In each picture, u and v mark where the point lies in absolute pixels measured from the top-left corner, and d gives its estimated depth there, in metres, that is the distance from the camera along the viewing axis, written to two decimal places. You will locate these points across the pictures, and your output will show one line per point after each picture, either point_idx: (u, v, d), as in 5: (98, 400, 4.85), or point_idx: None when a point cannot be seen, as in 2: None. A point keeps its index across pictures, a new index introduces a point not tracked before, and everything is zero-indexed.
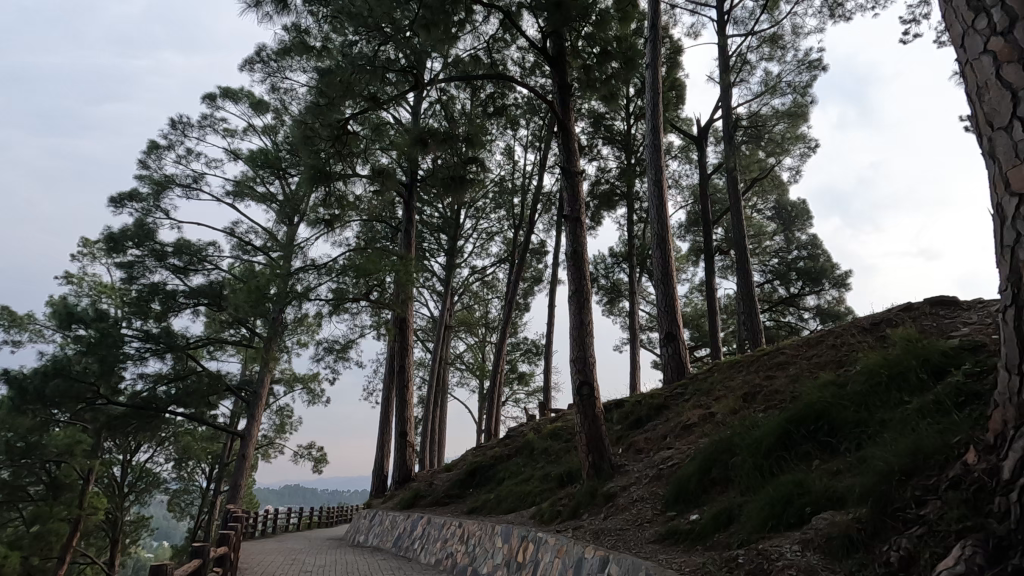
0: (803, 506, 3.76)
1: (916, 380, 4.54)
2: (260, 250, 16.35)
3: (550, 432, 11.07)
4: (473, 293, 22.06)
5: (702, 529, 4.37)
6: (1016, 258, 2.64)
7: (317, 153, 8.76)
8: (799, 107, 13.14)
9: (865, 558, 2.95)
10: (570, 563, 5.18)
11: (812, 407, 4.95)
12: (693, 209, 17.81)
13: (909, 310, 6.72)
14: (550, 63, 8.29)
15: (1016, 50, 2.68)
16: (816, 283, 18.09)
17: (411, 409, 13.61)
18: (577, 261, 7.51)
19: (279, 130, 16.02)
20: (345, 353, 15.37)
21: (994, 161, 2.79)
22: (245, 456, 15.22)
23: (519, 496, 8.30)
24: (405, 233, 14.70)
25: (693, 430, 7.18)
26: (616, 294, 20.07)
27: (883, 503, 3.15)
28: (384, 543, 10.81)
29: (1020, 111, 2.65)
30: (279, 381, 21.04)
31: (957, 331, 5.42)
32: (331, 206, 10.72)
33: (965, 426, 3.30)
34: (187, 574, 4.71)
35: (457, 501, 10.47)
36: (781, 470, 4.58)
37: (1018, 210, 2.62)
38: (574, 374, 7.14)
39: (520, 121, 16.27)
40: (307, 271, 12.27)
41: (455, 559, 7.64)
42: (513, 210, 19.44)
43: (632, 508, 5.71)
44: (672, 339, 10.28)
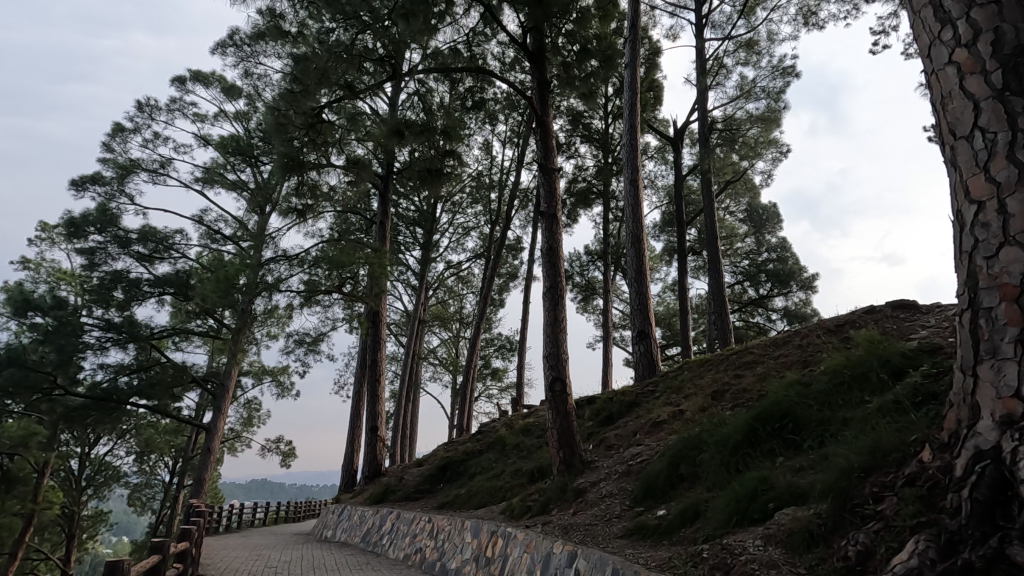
0: (766, 502, 3.84)
1: (877, 381, 4.68)
2: (229, 240, 15.94)
3: (522, 428, 11.11)
4: (448, 288, 21.93)
5: (669, 524, 4.43)
6: (973, 262, 2.73)
7: (290, 141, 8.48)
8: (772, 112, 13.41)
9: (824, 553, 3.03)
10: (539, 559, 5.20)
11: (777, 406, 5.05)
12: (668, 209, 18.05)
13: (872, 312, 6.93)
14: (530, 59, 8.27)
15: (978, 62, 2.77)
16: (784, 285, 18.57)
17: (382, 404, 13.46)
18: (552, 258, 7.52)
19: (252, 116, 15.59)
20: (316, 346, 15.15)
21: (956, 169, 2.89)
22: (211, 451, 14.85)
23: (489, 492, 8.30)
24: (380, 225, 14.51)
25: (663, 427, 7.27)
26: (590, 292, 20.25)
27: (843, 499, 3.24)
28: (352, 538, 10.69)
29: (981, 121, 2.74)
30: (247, 373, 20.57)
31: (916, 334, 5.62)
32: (303, 196, 10.51)
33: (922, 426, 3.41)
34: (145, 571, 4.55)
35: (427, 497, 10.43)
36: (746, 467, 4.68)
37: (977, 217, 2.71)
38: (547, 370, 7.16)
39: (498, 116, 16.24)
40: (278, 262, 12.03)
41: (424, 554, 7.60)
42: (490, 206, 19.37)
43: (602, 503, 5.76)
44: (644, 337, 10.42)
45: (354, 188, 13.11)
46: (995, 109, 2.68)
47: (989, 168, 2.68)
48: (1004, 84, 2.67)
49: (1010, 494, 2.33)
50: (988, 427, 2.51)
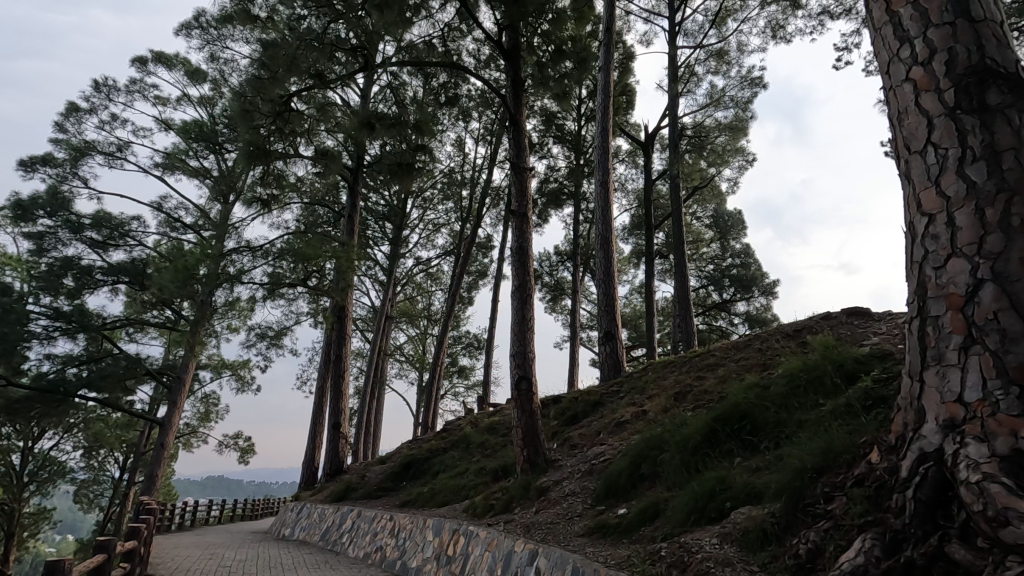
0: (723, 501, 3.93)
1: (831, 385, 4.84)
2: (190, 228, 15.41)
3: (487, 426, 11.10)
4: (417, 284, 21.69)
5: (629, 523, 4.49)
6: (923, 272, 2.84)
7: (257, 129, 8.17)
8: (739, 121, 13.74)
9: (777, 551, 3.12)
10: (500, 557, 5.19)
11: (737, 408, 5.17)
12: (637, 212, 18.31)
13: (828, 319, 7.16)
14: (505, 57, 8.24)
15: (933, 81, 2.89)
16: (747, 290, 19.08)
17: (346, 400, 13.25)
18: (521, 256, 7.53)
19: (217, 102, 15.09)
20: (279, 340, 14.81)
21: (909, 182, 3.00)
22: (165, 446, 14.34)
23: (453, 490, 8.25)
24: (348, 219, 14.25)
25: (626, 427, 7.37)
26: (559, 292, 20.40)
27: (796, 500, 3.32)
28: (311, 536, 10.48)
29: (934, 137, 2.86)
30: (205, 367, 19.94)
31: (868, 340, 5.84)
32: (269, 186, 10.27)
33: (871, 428, 3.53)
34: (89, 570, 4.35)
35: (389, 494, 10.32)
36: (705, 467, 4.78)
37: (928, 229, 2.83)
38: (513, 369, 7.17)
39: (472, 113, 16.17)
40: (240, 253, 11.68)
41: (385, 553, 7.51)
42: (461, 203, 19.27)
43: (564, 502, 5.79)
44: (610, 337, 10.53)
45: (323, 179, 12.86)
46: (946, 127, 2.81)
47: (939, 183, 2.80)
48: (955, 103, 2.80)
49: (950, 494, 2.44)
50: (932, 430, 2.62)
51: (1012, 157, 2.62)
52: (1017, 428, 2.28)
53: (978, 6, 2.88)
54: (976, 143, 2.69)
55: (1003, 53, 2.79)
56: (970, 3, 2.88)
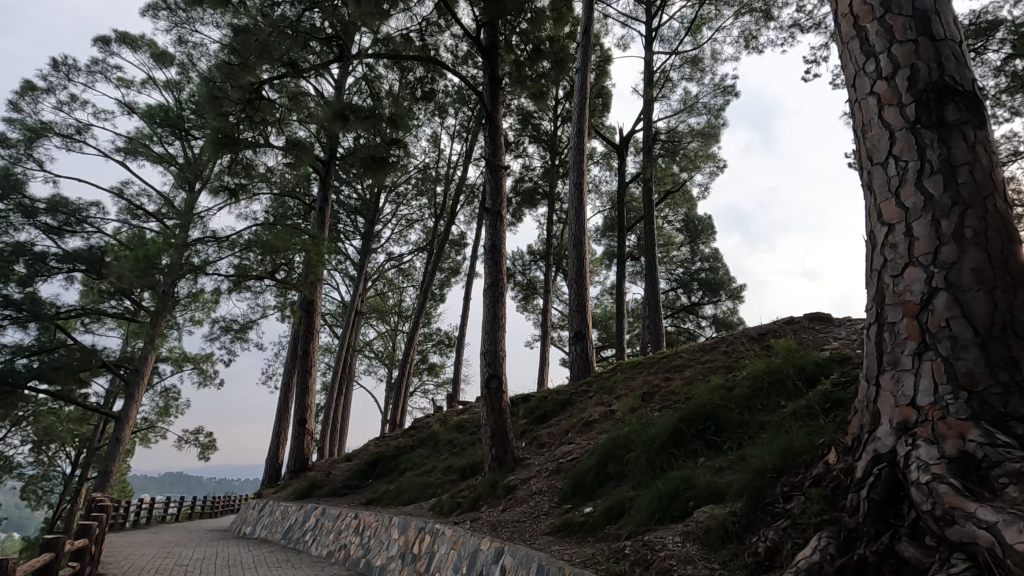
0: (687, 499, 4.00)
1: (793, 387, 4.97)
2: (153, 216, 14.91)
3: (456, 424, 11.06)
4: (388, 280, 21.46)
5: (595, 521, 4.53)
6: (881, 280, 2.94)
7: (225, 116, 7.90)
8: (711, 127, 13.98)
9: (737, 549, 3.19)
10: (466, 556, 5.18)
11: (702, 408, 5.27)
12: (610, 215, 18.50)
13: (791, 323, 7.36)
14: (483, 54, 8.20)
15: (896, 96, 2.99)
16: (714, 294, 19.51)
17: (312, 396, 13.02)
18: (494, 254, 7.51)
19: (184, 86, 14.63)
20: (244, 333, 14.47)
21: (871, 192, 3.10)
22: (120, 441, 13.83)
23: (419, 488, 8.20)
24: (320, 211, 13.99)
25: (594, 426, 7.43)
26: (531, 291, 20.49)
27: (757, 499, 3.40)
28: (273, 534, 10.25)
29: (895, 149, 2.96)
30: (165, 360, 19.32)
31: (829, 345, 6.03)
32: (236, 175, 10.02)
33: (830, 430, 3.64)
34: (34, 569, 4.16)
35: (354, 492, 10.18)
36: (670, 467, 4.86)
37: (888, 238, 2.93)
38: (483, 367, 7.16)
39: (448, 109, 16.09)
40: (205, 243, 11.35)
41: (349, 551, 7.41)
42: (435, 199, 19.13)
43: (530, 500, 5.82)
44: (581, 337, 10.61)
45: (294, 170, 12.60)
46: (908, 140, 2.91)
47: (899, 194, 2.91)
48: (916, 117, 2.90)
49: (901, 494, 2.53)
50: (886, 432, 2.71)
51: (966, 171, 2.74)
52: (965, 431, 2.38)
53: (939, 25, 2.99)
54: (934, 157, 2.80)
55: (961, 72, 2.91)
56: (932, 21, 2.99)
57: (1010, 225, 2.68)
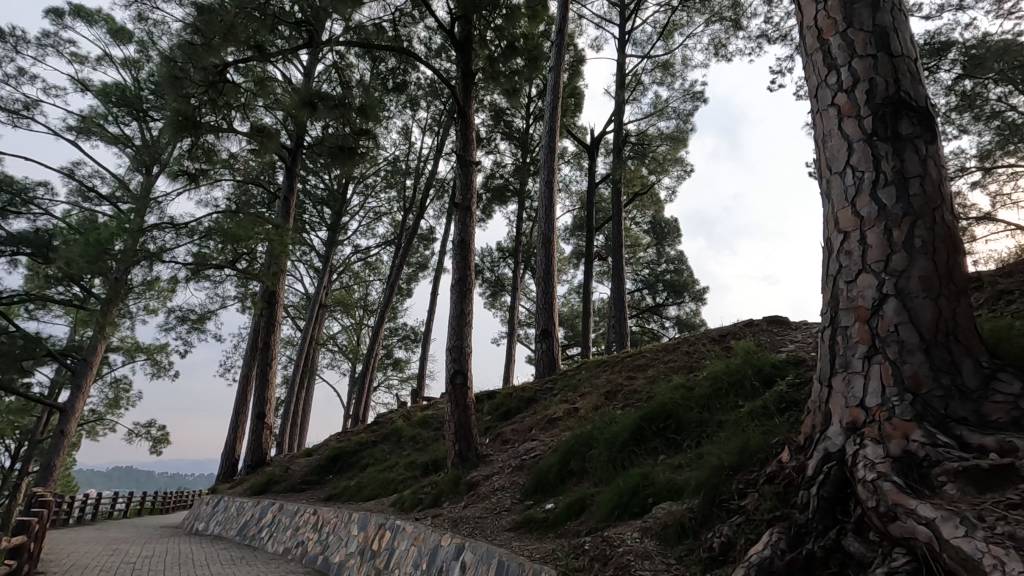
0: (647, 496, 4.07)
1: (750, 388, 5.12)
2: (105, 199, 14.26)
3: (420, 420, 10.99)
4: (354, 273, 21.11)
5: (556, 517, 4.57)
6: (837, 285, 3.05)
7: (186, 98, 7.62)
8: (680, 132, 14.22)
9: (692, 544, 3.27)
10: (426, 552, 5.15)
11: (663, 407, 5.37)
12: (579, 214, 18.68)
13: (751, 326, 7.56)
14: (456, 48, 8.11)
15: (855, 108, 3.10)
16: (678, 295, 19.91)
17: (272, 390, 12.71)
18: (462, 250, 7.47)
19: (142, 65, 14.02)
20: (201, 324, 14.02)
21: (829, 200, 3.21)
22: (65, 434, 13.23)
23: (381, 484, 8.11)
24: (285, 201, 13.64)
25: (557, 423, 7.49)
26: (499, 288, 20.52)
27: (713, 495, 3.49)
28: (227, 531, 9.96)
29: (853, 160, 3.07)
30: (117, 349, 18.55)
31: (785, 347, 6.22)
32: (197, 160, 9.70)
33: (783, 429, 3.77)
34: None
35: (313, 488, 10.00)
36: (631, 464, 4.94)
37: (843, 244, 3.04)
38: (449, 363, 7.12)
39: (420, 102, 15.95)
40: (163, 229, 10.92)
41: (306, 548, 7.27)
42: (405, 192, 18.90)
43: (492, 497, 5.82)
44: (547, 335, 10.67)
45: (259, 157, 12.25)
46: (864, 151, 3.02)
47: (855, 203, 3.02)
48: (873, 130, 3.02)
49: (848, 491, 2.63)
50: (836, 432, 2.82)
51: (917, 184, 2.86)
52: (909, 431, 2.49)
53: (897, 42, 3.11)
54: (888, 169, 2.92)
55: (916, 89, 3.04)
56: (890, 38, 3.11)
57: (955, 237, 2.82)
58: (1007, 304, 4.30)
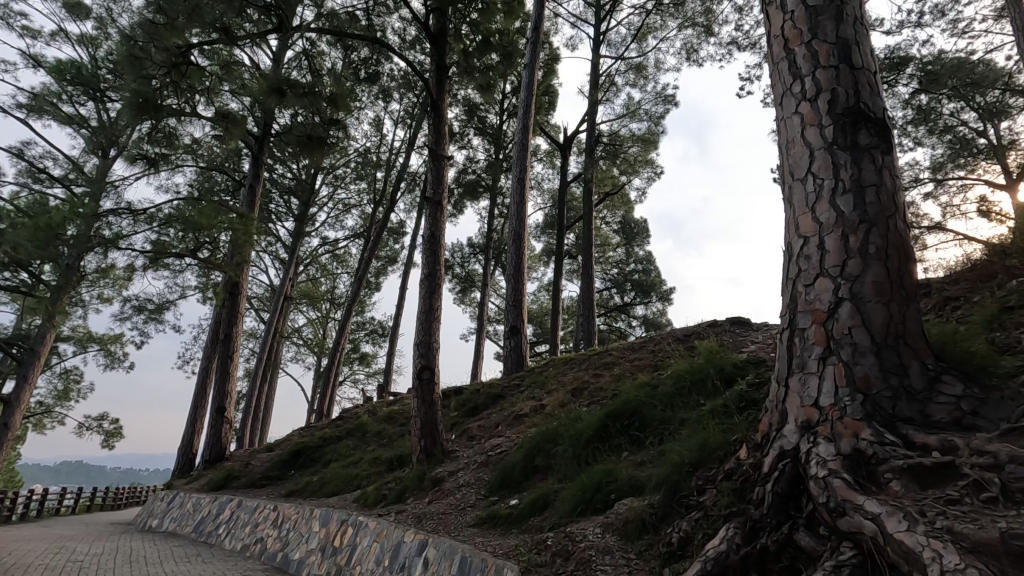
0: (609, 492, 4.13)
1: (712, 387, 5.24)
2: (58, 181, 13.60)
3: (386, 415, 10.89)
4: (321, 265, 20.71)
5: (520, 513, 4.59)
6: (796, 287, 3.14)
7: (147, 79, 7.36)
8: (651, 134, 14.42)
9: (652, 540, 3.33)
10: (389, 548, 5.10)
11: (628, 404, 5.45)
12: (551, 212, 18.78)
13: (714, 326, 7.74)
14: (431, 41, 8.02)
15: (817, 116, 3.20)
16: (645, 295, 20.26)
17: (233, 383, 12.40)
18: (432, 245, 7.41)
19: (100, 42, 13.41)
20: (159, 315, 13.54)
21: (790, 205, 3.30)
22: (9, 426, 12.52)
23: (344, 479, 8.00)
24: (250, 189, 13.27)
25: (523, 420, 7.52)
26: (469, 284, 20.47)
27: (673, 491, 3.55)
28: (182, 528, 9.66)
29: (814, 167, 3.17)
30: (67, 339, 17.75)
31: (747, 347, 6.39)
32: (157, 145, 9.36)
33: (742, 427, 3.87)
34: None
35: (274, 484, 9.80)
36: (595, 460, 5.01)
37: (804, 248, 3.13)
38: (416, 358, 7.06)
39: (392, 94, 15.76)
40: (119, 215, 10.48)
41: (266, 544, 7.12)
42: (375, 185, 18.63)
43: (457, 493, 5.81)
44: (516, 332, 10.70)
45: (223, 144, 11.88)
46: (825, 159, 3.12)
47: (815, 209, 3.12)
48: (833, 138, 3.12)
49: (801, 488, 2.72)
50: (791, 430, 2.91)
51: (873, 192, 2.97)
52: (859, 430, 2.60)
53: (858, 55, 3.23)
54: (847, 177, 3.03)
55: (874, 100, 3.16)
56: (852, 51, 3.22)
57: (906, 244, 2.95)
58: (953, 310, 4.52)
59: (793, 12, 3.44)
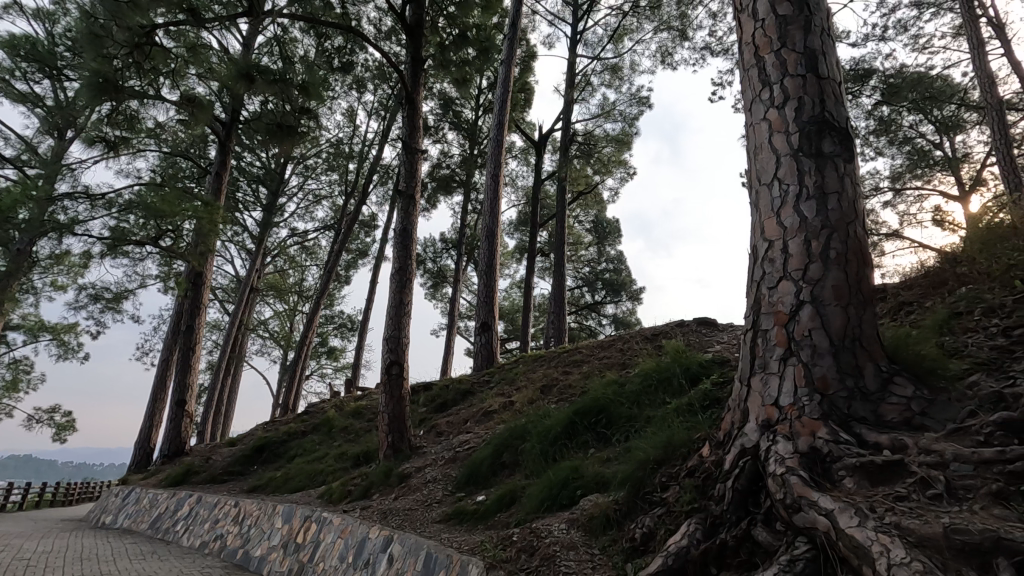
0: (575, 488, 4.17)
1: (677, 385, 5.33)
2: (9, 162, 12.95)
3: (353, 410, 10.75)
4: (289, 257, 20.27)
5: (486, 509, 4.60)
6: (760, 290, 3.22)
7: (108, 59, 7.08)
8: (625, 135, 14.56)
9: (616, 535, 3.38)
10: (353, 544, 5.05)
11: (596, 402, 5.51)
12: (524, 210, 18.80)
13: (682, 326, 7.88)
14: (407, 32, 7.91)
15: (784, 124, 3.28)
16: (616, 294, 20.49)
17: (195, 375, 12.07)
18: (404, 240, 7.34)
19: (58, 18, 12.81)
20: (117, 304, 13.06)
21: (757, 209, 3.38)
22: None
23: (308, 475, 7.87)
24: (216, 177, 12.89)
25: (492, 417, 7.53)
26: (440, 279, 20.36)
27: (638, 488, 3.61)
28: (137, 524, 9.36)
29: (780, 173, 3.25)
30: (17, 328, 16.98)
31: (712, 347, 6.53)
32: (117, 128, 9.02)
33: (705, 425, 3.95)
34: None
35: (236, 479, 9.58)
36: (562, 457, 5.05)
37: (769, 252, 3.21)
38: (385, 353, 7.00)
39: (366, 84, 15.53)
40: (76, 199, 10.04)
41: (225, 541, 6.95)
42: (347, 176, 18.32)
43: (424, 489, 5.78)
44: (487, 328, 10.68)
45: (189, 129, 11.51)
46: (790, 166, 3.21)
47: (779, 214, 3.20)
48: (799, 145, 3.21)
49: (760, 485, 2.79)
50: (752, 428, 2.99)
51: (835, 199, 3.07)
52: (816, 429, 2.69)
53: (825, 65, 3.32)
54: (810, 183, 3.12)
55: (838, 110, 3.26)
56: (819, 61, 3.31)
57: (865, 250, 3.05)
58: (907, 314, 4.71)
59: (765, 20, 3.51)
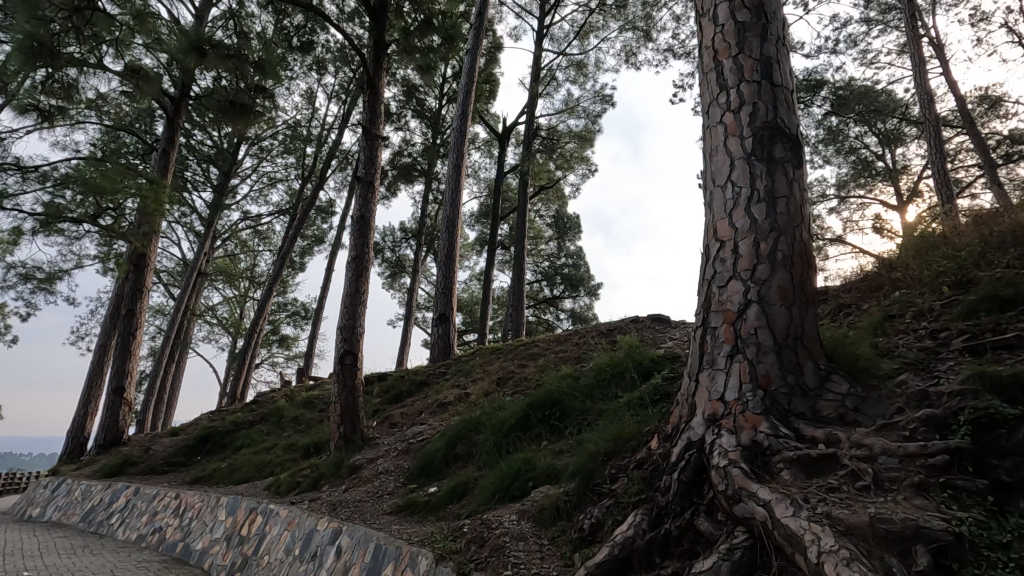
0: (527, 480, 4.21)
1: (630, 379, 5.44)
2: None
3: (304, 400, 10.52)
4: (241, 241, 19.55)
5: (438, 501, 4.58)
6: (711, 288, 3.32)
7: (43, 21, 6.60)
8: (588, 132, 14.70)
9: (565, 526, 3.43)
10: (300, 537, 4.94)
11: (550, 395, 5.57)
12: (486, 202, 18.74)
13: (636, 322, 8.04)
14: (370, 15, 7.69)
15: (739, 128, 3.38)
16: (574, 289, 20.71)
17: (134, 361, 11.51)
18: (362, 227, 7.18)
19: None
20: (50, 285, 12.28)
21: (711, 210, 3.48)
22: None
23: (255, 466, 7.65)
24: (162, 154, 12.21)
25: (447, 409, 7.50)
26: (399, 269, 20.09)
27: (588, 479, 3.66)
28: (66, 518, 8.85)
29: (734, 175, 3.35)
30: None
31: (664, 343, 6.71)
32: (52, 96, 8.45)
33: (654, 419, 4.05)
34: None
35: (178, 470, 9.22)
36: (515, 449, 5.09)
37: (721, 251, 3.30)
38: (339, 343, 6.86)
39: (327, 66, 15.09)
40: (5, 170, 9.36)
41: (163, 535, 6.67)
42: (304, 160, 17.78)
43: (375, 480, 5.72)
44: (444, 320, 10.61)
45: (134, 102, 10.88)
46: (743, 169, 3.31)
47: (732, 215, 3.30)
48: (752, 149, 3.31)
49: (704, 477, 2.88)
50: (698, 422, 3.08)
51: (783, 203, 3.19)
52: (757, 423, 2.80)
53: (779, 73, 3.43)
54: (762, 187, 3.23)
55: (790, 116, 3.38)
56: (773, 69, 3.42)
57: (809, 253, 3.19)
58: (846, 315, 4.97)
59: (724, 25, 3.60)
